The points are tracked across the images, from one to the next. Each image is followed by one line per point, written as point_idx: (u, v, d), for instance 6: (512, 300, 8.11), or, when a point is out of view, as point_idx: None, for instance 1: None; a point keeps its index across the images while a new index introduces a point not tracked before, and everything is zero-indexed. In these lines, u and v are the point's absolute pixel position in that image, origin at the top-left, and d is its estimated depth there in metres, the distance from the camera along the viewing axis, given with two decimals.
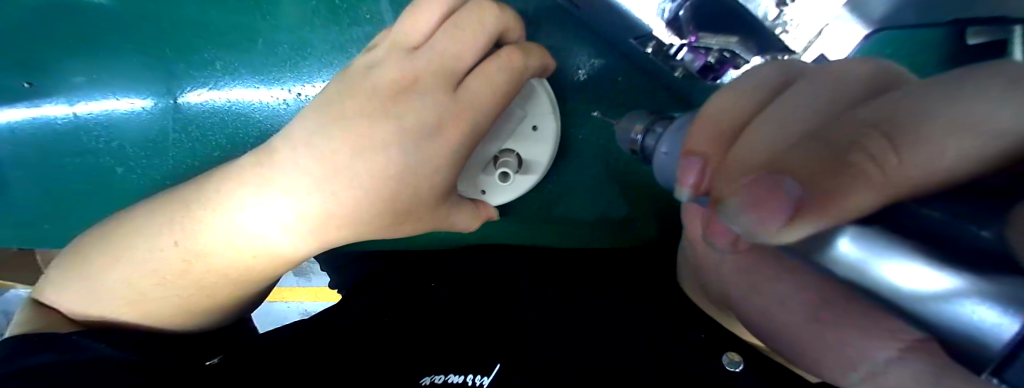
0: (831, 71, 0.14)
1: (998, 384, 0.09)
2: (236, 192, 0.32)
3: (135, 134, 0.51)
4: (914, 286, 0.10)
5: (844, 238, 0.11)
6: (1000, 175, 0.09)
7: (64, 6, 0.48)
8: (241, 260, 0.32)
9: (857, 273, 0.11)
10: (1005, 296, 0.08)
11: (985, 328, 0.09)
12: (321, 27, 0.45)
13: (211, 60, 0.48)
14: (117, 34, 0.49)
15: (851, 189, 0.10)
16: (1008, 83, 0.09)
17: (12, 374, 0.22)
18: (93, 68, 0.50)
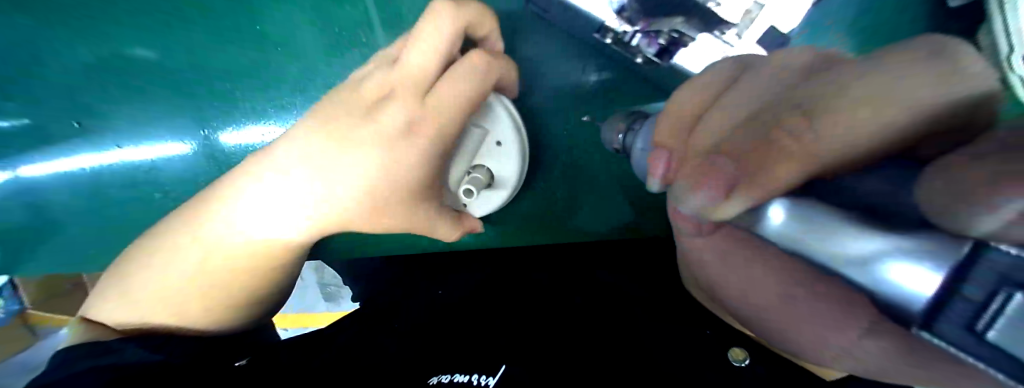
0: (775, 68, 0.17)
1: (930, 338, 0.10)
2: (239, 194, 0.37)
3: (165, 170, 0.56)
4: (845, 252, 0.11)
5: (776, 205, 0.12)
6: (914, 149, 0.10)
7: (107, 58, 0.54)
8: (246, 252, 0.36)
9: (800, 243, 0.13)
10: (928, 251, 0.09)
11: (912, 287, 0.10)
12: (324, 55, 0.48)
13: (229, 93, 0.52)
14: (151, 77, 0.54)
15: (774, 160, 0.12)
16: (931, 59, 0.11)
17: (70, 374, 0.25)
18: (130, 112, 0.55)
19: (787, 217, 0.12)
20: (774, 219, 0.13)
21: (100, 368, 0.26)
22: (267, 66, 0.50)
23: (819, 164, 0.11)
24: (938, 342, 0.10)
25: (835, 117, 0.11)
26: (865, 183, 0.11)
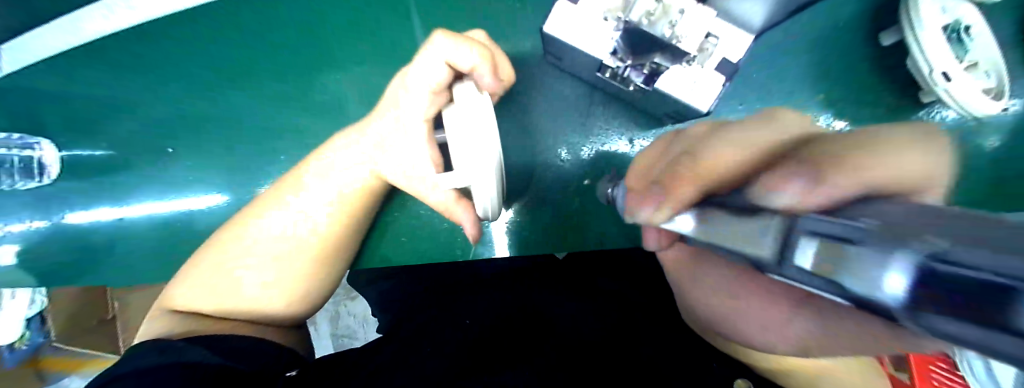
0: (693, 135, 0.24)
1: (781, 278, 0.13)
2: (281, 194, 0.39)
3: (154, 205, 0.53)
4: (740, 240, 0.14)
5: (684, 215, 0.17)
6: (764, 163, 0.15)
7: (90, 83, 0.53)
8: (294, 244, 0.37)
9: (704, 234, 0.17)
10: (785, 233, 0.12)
11: (805, 259, 0.11)
12: (321, 87, 0.51)
13: (221, 124, 0.53)
14: (137, 105, 0.53)
15: (680, 188, 0.18)
16: (767, 128, 0.18)
17: (137, 373, 0.25)
18: (113, 140, 0.54)
19: (693, 224, 0.17)
20: (686, 226, 0.18)
21: (162, 366, 0.26)
22: (263, 96, 0.52)
23: (717, 178, 0.16)
24: (782, 279, 0.13)
25: (714, 153, 0.18)
26: (732, 199, 0.15)
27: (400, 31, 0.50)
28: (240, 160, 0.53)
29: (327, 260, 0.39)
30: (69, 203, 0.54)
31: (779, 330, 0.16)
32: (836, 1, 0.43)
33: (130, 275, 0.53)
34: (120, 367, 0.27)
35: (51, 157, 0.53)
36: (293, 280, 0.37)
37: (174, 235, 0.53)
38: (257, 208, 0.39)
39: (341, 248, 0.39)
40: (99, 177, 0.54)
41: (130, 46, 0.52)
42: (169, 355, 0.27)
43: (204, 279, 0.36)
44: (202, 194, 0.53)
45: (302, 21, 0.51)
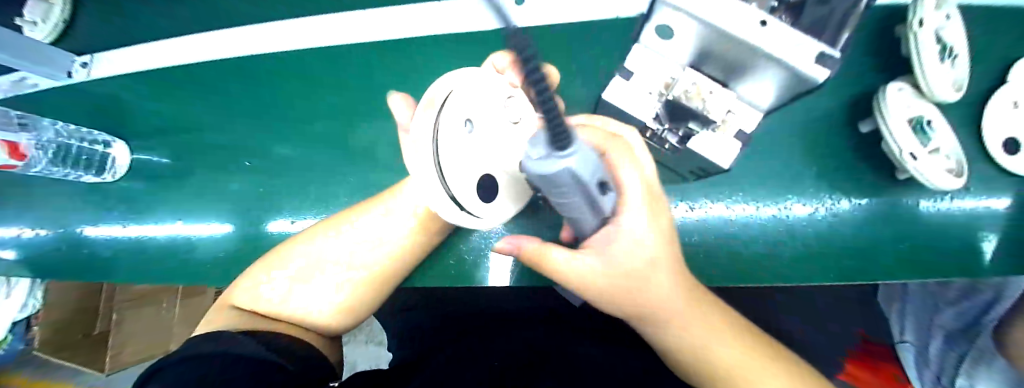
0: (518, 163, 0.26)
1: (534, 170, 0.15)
2: (346, 214, 0.42)
3: (189, 202, 0.57)
4: (545, 166, 0.14)
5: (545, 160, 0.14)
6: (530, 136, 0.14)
7: (156, 87, 0.59)
8: (349, 266, 0.39)
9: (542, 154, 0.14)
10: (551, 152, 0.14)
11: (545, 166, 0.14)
12: (345, 100, 0.53)
13: (254, 130, 0.56)
14: (192, 109, 0.58)
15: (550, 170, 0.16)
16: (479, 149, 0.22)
17: (196, 356, 0.26)
18: (164, 139, 0.59)
19: (549, 162, 0.14)
20: (545, 166, 0.14)
21: (218, 352, 0.27)
22: (293, 107, 0.55)
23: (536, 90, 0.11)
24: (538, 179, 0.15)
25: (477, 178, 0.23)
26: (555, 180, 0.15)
27: (445, 56, 0.51)
28: (267, 165, 0.55)
29: (376, 287, 0.40)
30: (130, 202, 0.59)
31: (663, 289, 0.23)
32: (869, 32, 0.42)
33: (170, 266, 0.56)
34: (194, 348, 0.29)
35: (121, 155, 0.58)
36: (348, 301, 0.39)
37: (217, 241, 0.55)
38: (322, 229, 0.41)
39: (391, 280, 0.41)
40: (145, 173, 0.59)
41: (208, 72, 0.58)
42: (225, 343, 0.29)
43: (265, 287, 0.38)
44: (229, 195, 0.56)
45: (350, 47, 0.53)
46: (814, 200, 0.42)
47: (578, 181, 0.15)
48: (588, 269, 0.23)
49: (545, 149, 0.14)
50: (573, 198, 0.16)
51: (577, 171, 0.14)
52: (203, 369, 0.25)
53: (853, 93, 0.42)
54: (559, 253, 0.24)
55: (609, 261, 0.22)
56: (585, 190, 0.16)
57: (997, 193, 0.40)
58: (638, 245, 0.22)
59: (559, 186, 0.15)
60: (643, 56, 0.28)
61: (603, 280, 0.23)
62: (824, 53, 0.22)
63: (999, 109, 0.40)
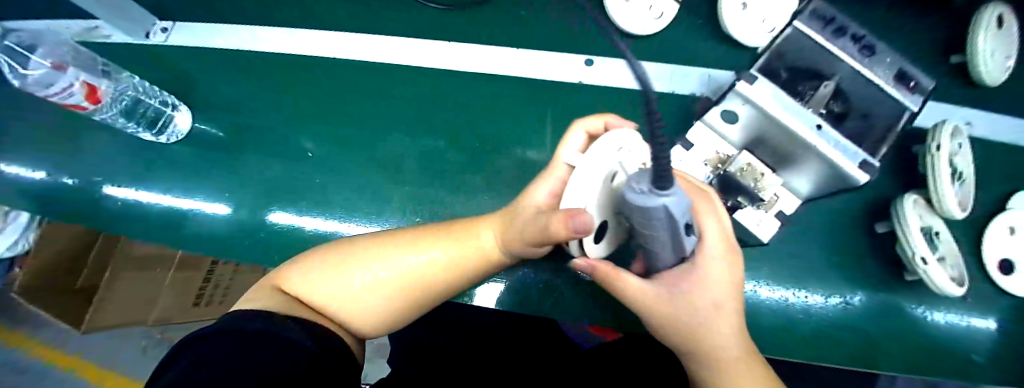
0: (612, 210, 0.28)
1: (647, 199, 0.17)
2: (423, 224, 0.42)
3: (235, 173, 0.59)
4: (649, 200, 0.17)
5: (660, 194, 0.17)
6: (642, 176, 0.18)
7: (232, 63, 0.63)
8: (411, 267, 0.36)
9: (652, 196, 0.17)
10: (656, 191, 0.17)
11: (651, 200, 0.17)
12: (410, 109, 0.57)
13: (315, 121, 0.59)
14: (260, 90, 0.61)
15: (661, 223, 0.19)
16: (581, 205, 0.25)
17: (233, 330, 0.27)
18: (226, 111, 0.62)
19: (658, 198, 0.17)
20: (651, 199, 0.17)
21: (258, 328, 0.28)
22: (358, 106, 0.58)
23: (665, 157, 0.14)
24: (649, 207, 0.17)
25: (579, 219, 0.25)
26: (656, 220, 0.19)
27: (507, 92, 0.55)
28: (318, 156, 0.57)
29: (432, 295, 0.38)
30: (178, 167, 0.60)
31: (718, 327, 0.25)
32: (898, 144, 0.47)
33: (198, 231, 0.56)
34: (238, 324, 0.28)
35: (183, 121, 0.61)
36: (401, 299, 0.36)
37: (252, 215, 0.56)
38: (382, 237, 0.39)
39: (446, 290, 0.38)
40: (200, 138, 0.61)
41: (282, 63, 0.61)
42: (263, 321, 0.29)
43: (322, 269, 0.36)
44: (274, 174, 0.57)
45: (420, 67, 0.57)
46: (831, 290, 0.45)
47: (669, 215, 0.18)
48: (659, 297, 0.27)
49: (647, 188, 0.17)
50: (659, 228, 0.20)
51: (671, 206, 0.17)
52: (256, 353, 0.24)
53: (872, 195, 0.47)
54: (632, 277, 0.28)
55: (691, 289, 0.25)
56: (671, 224, 0.19)
57: (994, 308, 0.44)
58: (714, 283, 0.26)
59: (652, 217, 0.18)
60: (702, 132, 0.33)
61: (669, 309, 0.26)
62: (863, 160, 0.26)
63: (999, 232, 0.45)
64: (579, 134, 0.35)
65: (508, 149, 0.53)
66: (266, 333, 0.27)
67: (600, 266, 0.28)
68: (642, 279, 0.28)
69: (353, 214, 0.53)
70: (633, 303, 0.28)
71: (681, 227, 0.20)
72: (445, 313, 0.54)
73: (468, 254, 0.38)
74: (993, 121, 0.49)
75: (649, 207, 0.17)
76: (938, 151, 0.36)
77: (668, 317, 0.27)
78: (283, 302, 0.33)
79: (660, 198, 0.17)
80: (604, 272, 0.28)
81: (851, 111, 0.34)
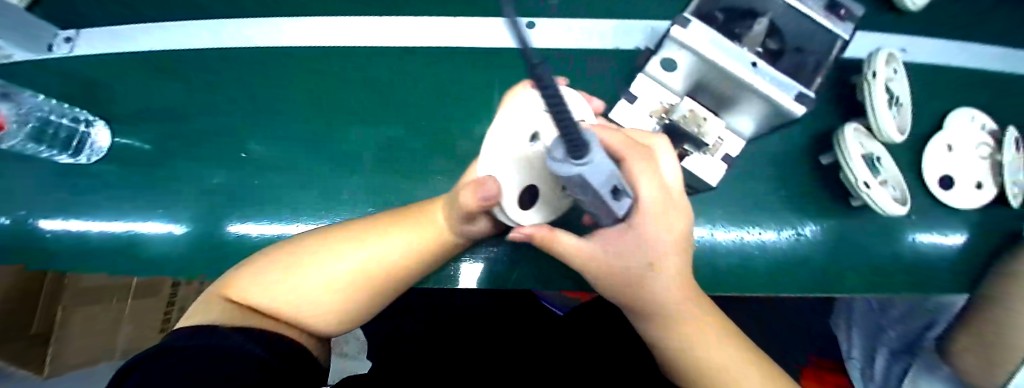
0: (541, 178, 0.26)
1: (562, 164, 0.15)
2: (375, 215, 0.39)
3: (170, 186, 0.54)
4: (565, 168, 0.15)
5: (573, 163, 0.15)
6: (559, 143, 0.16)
7: (144, 67, 0.57)
8: (363, 257, 0.33)
9: (566, 164, 0.15)
10: (570, 159, 0.15)
11: (566, 169, 0.15)
12: (351, 97, 0.53)
13: (249, 121, 0.54)
14: (183, 94, 0.56)
15: (580, 192, 0.18)
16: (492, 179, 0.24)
17: (166, 351, 0.24)
18: (148, 121, 0.56)
19: (569, 167, 0.15)
20: (566, 166, 0.15)
21: (198, 345, 0.25)
22: (294, 100, 0.54)
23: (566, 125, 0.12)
24: (564, 173, 0.16)
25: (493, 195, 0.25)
26: (575, 187, 0.17)
27: (451, 68, 0.52)
28: (258, 158, 0.53)
29: (391, 284, 0.35)
30: (105, 188, 0.55)
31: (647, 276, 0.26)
32: (840, 77, 0.48)
33: (139, 252, 0.52)
34: (176, 344, 0.25)
35: (103, 137, 0.56)
36: (359, 292, 0.34)
37: (195, 228, 0.52)
38: (321, 235, 0.37)
39: (405, 280, 0.36)
40: (123, 153, 0.56)
41: (202, 60, 0.56)
42: (205, 338, 0.26)
43: (264, 274, 0.34)
44: (213, 183, 0.53)
45: (355, 50, 0.53)
46: (783, 224, 0.46)
47: (591, 185, 0.17)
48: (598, 254, 0.26)
49: (563, 155, 0.16)
50: (587, 196, 0.18)
51: (590, 176, 0.16)
52: (194, 370, 0.22)
53: (821, 129, 0.47)
54: (569, 239, 0.27)
55: (624, 248, 0.25)
56: (593, 192, 0.18)
57: (935, 224, 0.46)
58: (654, 236, 0.25)
59: (575, 185, 0.17)
60: (646, 84, 0.31)
61: (614, 264, 0.26)
62: (798, 93, 0.26)
63: (939, 150, 0.46)
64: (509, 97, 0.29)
65: (460, 126, 0.51)
66: (209, 348, 0.25)
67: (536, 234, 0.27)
68: (582, 241, 0.27)
69: (301, 212, 0.50)
70: (578, 263, 0.28)
71: (606, 194, 0.18)
72: (410, 301, 0.56)
73: (415, 244, 0.36)
74: (928, 44, 0.50)
75: (566, 175, 0.16)
76: (874, 78, 0.36)
77: (610, 273, 0.27)
78: (229, 313, 0.30)
79: (574, 166, 0.15)
80: (540, 239, 0.27)
81: (786, 48, 0.34)
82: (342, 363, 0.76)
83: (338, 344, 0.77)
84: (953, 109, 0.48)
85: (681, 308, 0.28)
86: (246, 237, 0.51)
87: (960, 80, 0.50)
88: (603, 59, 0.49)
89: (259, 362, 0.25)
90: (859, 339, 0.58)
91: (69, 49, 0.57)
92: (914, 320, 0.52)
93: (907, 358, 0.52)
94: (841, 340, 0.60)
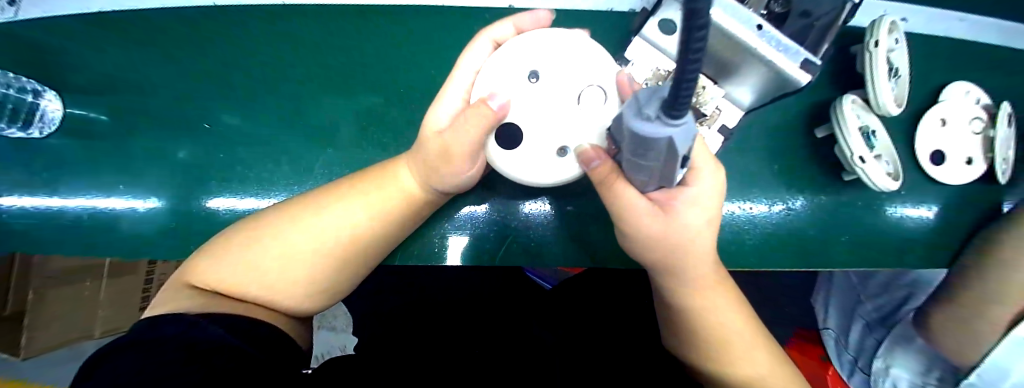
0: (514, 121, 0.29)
1: (648, 128, 0.14)
2: (340, 181, 0.36)
3: (135, 159, 0.51)
4: (653, 132, 0.14)
5: (666, 126, 0.13)
6: (646, 104, 0.15)
7: (91, 28, 0.51)
8: (357, 228, 0.32)
9: (658, 129, 0.14)
10: (665, 124, 0.13)
11: (656, 132, 0.14)
12: (329, 64, 0.49)
13: (218, 90, 0.50)
14: (142, 60, 0.51)
15: (658, 155, 0.17)
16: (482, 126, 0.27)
17: (133, 342, 0.22)
18: (105, 91, 0.52)
19: (658, 131, 0.14)
20: (652, 132, 0.14)
21: (169, 335, 0.23)
22: (267, 66, 0.50)
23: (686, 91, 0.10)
24: (649, 136, 0.14)
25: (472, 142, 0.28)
26: (655, 149, 0.16)
27: (436, 34, 0.49)
28: (231, 131, 0.50)
29: (371, 252, 0.35)
30: (63, 164, 0.51)
31: (691, 237, 0.28)
32: (838, 47, 0.47)
33: (100, 230, 0.49)
34: (147, 334, 0.23)
35: (55, 107, 0.51)
36: (349, 265, 0.33)
37: (163, 205, 0.49)
38: (275, 215, 0.33)
39: (386, 244, 0.36)
40: (80, 126, 0.52)
41: (161, 23, 0.51)
42: (180, 326, 0.24)
43: (250, 256, 0.31)
44: (182, 157, 0.50)
45: (328, 10, 0.49)
46: (775, 198, 0.46)
47: (670, 149, 0.15)
48: (647, 211, 0.26)
49: (656, 114, 0.14)
50: (654, 157, 0.17)
51: (678, 137, 0.14)
52: (164, 360, 0.20)
53: (817, 100, 0.46)
54: (635, 194, 0.25)
55: (696, 206, 0.26)
56: (672, 154, 0.16)
57: (922, 197, 0.47)
58: (703, 197, 0.26)
59: (650, 147, 0.16)
60: (641, 49, 0.30)
61: (655, 225, 0.27)
62: (805, 59, 0.24)
63: (933, 123, 0.46)
64: (484, 42, 0.30)
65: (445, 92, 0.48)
66: (177, 339, 0.23)
67: (602, 163, 0.25)
68: (640, 196, 0.25)
69: (275, 183, 0.48)
70: (619, 213, 0.27)
71: (677, 158, 0.17)
72: (381, 278, 0.56)
73: (370, 210, 0.33)
74: (931, 12, 0.48)
75: (651, 137, 0.14)
76: (876, 47, 0.34)
77: (651, 234, 0.27)
78: (208, 299, 0.29)
79: (664, 130, 0.14)
80: (609, 170, 0.25)
81: (791, 10, 0.31)
82: (331, 337, 0.76)
83: (327, 319, 0.76)
84: (951, 82, 0.48)
85: (685, 271, 0.30)
86: (219, 214, 0.48)
87: (956, 51, 0.49)
88: (599, 22, 0.47)
89: (235, 351, 0.23)
90: (835, 313, 0.59)
91: (13, 13, 0.50)
92: (892, 292, 0.52)
93: (880, 330, 0.53)
94: (819, 314, 0.62)
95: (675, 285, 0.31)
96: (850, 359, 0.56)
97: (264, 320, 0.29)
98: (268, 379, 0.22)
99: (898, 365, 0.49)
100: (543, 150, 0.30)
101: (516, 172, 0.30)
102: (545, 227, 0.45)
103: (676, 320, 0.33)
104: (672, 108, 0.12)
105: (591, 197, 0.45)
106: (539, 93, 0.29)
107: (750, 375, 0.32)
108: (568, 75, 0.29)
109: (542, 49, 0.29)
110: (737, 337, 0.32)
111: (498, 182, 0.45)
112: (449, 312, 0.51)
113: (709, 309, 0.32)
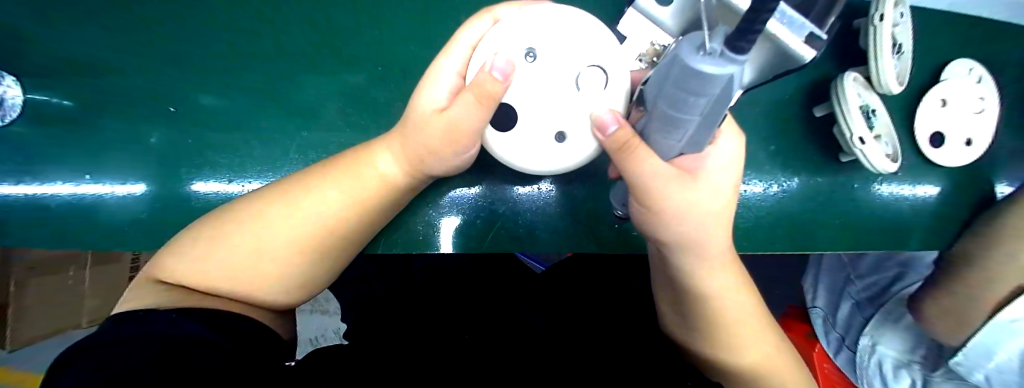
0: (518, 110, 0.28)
1: (701, 68, 0.13)
2: (314, 167, 0.34)
3: (107, 148, 0.48)
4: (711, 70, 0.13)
5: (732, 64, 0.13)
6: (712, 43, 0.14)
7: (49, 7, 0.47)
8: (332, 213, 0.31)
9: (721, 63, 0.13)
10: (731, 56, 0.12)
11: (719, 68, 0.13)
12: (306, 44, 0.46)
13: (190, 73, 0.47)
14: (106, 41, 0.48)
15: (693, 106, 0.16)
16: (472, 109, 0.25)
17: (107, 340, 0.21)
18: (68, 74, 0.48)
19: (716, 69, 0.13)
20: (709, 72, 0.13)
21: (144, 332, 0.22)
22: (241, 47, 0.47)
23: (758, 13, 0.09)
24: (701, 76, 0.13)
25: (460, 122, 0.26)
26: (698, 96, 0.15)
27: (420, 9, 0.46)
28: (205, 115, 0.47)
29: (354, 238, 0.33)
30: (31, 152, 0.48)
31: (708, 210, 0.27)
32: (838, 23, 0.45)
33: (70, 222, 0.47)
34: (126, 331, 0.22)
35: (14, 93, 0.48)
36: (329, 251, 0.32)
37: (136, 193, 0.47)
38: (263, 199, 0.32)
39: (371, 230, 0.35)
40: (43, 112, 0.48)
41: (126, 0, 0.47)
42: (158, 322, 0.23)
43: (234, 243, 0.30)
44: (157, 144, 0.48)
45: None
46: (771, 179, 0.45)
47: (716, 93, 0.14)
48: (670, 179, 0.24)
49: (721, 50, 0.13)
50: (695, 109, 0.16)
51: (736, 77, 0.13)
52: (137, 358, 0.19)
53: (817, 78, 0.45)
54: (657, 162, 0.23)
55: (714, 169, 0.27)
56: (720, 98, 0.15)
57: (914, 177, 0.47)
58: (718, 161, 0.27)
59: (699, 93, 0.15)
60: (635, 22, 0.29)
61: (679, 191, 0.25)
62: (811, 33, 0.23)
63: (932, 104, 0.45)
64: (484, 20, 0.28)
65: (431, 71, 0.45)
66: (164, 337, 0.21)
67: (620, 127, 0.22)
68: (663, 162, 0.23)
69: (249, 168, 0.46)
70: (637, 187, 0.25)
71: (719, 105, 0.16)
72: (365, 269, 0.54)
73: (344, 197, 0.31)
74: None
75: (709, 77, 0.13)
76: (881, 22, 0.33)
77: (677, 205, 0.26)
78: (182, 295, 0.27)
79: (726, 68, 0.13)
80: (628, 136, 0.22)
81: None
82: (323, 321, 0.75)
83: (319, 304, 0.75)
84: (953, 59, 0.47)
85: (690, 249, 0.29)
86: (196, 203, 0.46)
87: (957, 27, 0.48)
88: None
89: (218, 348, 0.22)
90: (824, 291, 0.60)
91: None
92: (883, 272, 0.54)
93: (870, 309, 0.55)
94: (807, 291, 0.62)
95: (685, 263, 0.30)
96: (837, 336, 0.57)
97: (241, 313, 0.28)
98: (257, 372, 0.21)
99: (885, 343, 0.52)
100: (542, 134, 0.29)
101: (516, 159, 0.29)
102: (545, 209, 0.44)
103: (683, 297, 0.33)
104: (740, 38, 0.11)
105: (584, 180, 0.44)
106: (540, 75, 0.28)
107: (744, 358, 0.33)
108: (567, 56, 0.28)
109: (533, 32, 0.27)
110: (739, 321, 0.33)
111: (488, 164, 0.43)
112: (439, 301, 0.50)
113: (714, 290, 0.31)
